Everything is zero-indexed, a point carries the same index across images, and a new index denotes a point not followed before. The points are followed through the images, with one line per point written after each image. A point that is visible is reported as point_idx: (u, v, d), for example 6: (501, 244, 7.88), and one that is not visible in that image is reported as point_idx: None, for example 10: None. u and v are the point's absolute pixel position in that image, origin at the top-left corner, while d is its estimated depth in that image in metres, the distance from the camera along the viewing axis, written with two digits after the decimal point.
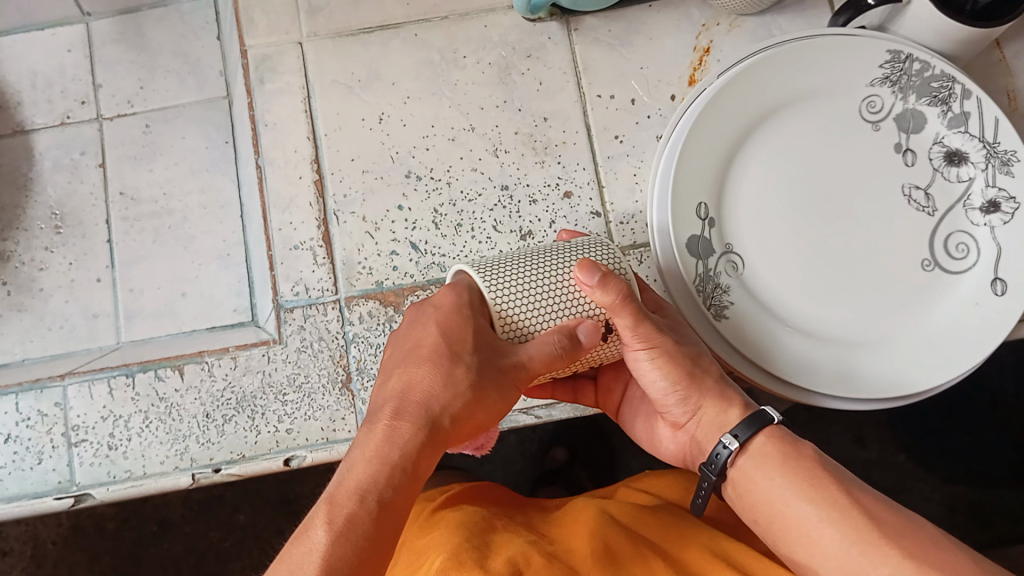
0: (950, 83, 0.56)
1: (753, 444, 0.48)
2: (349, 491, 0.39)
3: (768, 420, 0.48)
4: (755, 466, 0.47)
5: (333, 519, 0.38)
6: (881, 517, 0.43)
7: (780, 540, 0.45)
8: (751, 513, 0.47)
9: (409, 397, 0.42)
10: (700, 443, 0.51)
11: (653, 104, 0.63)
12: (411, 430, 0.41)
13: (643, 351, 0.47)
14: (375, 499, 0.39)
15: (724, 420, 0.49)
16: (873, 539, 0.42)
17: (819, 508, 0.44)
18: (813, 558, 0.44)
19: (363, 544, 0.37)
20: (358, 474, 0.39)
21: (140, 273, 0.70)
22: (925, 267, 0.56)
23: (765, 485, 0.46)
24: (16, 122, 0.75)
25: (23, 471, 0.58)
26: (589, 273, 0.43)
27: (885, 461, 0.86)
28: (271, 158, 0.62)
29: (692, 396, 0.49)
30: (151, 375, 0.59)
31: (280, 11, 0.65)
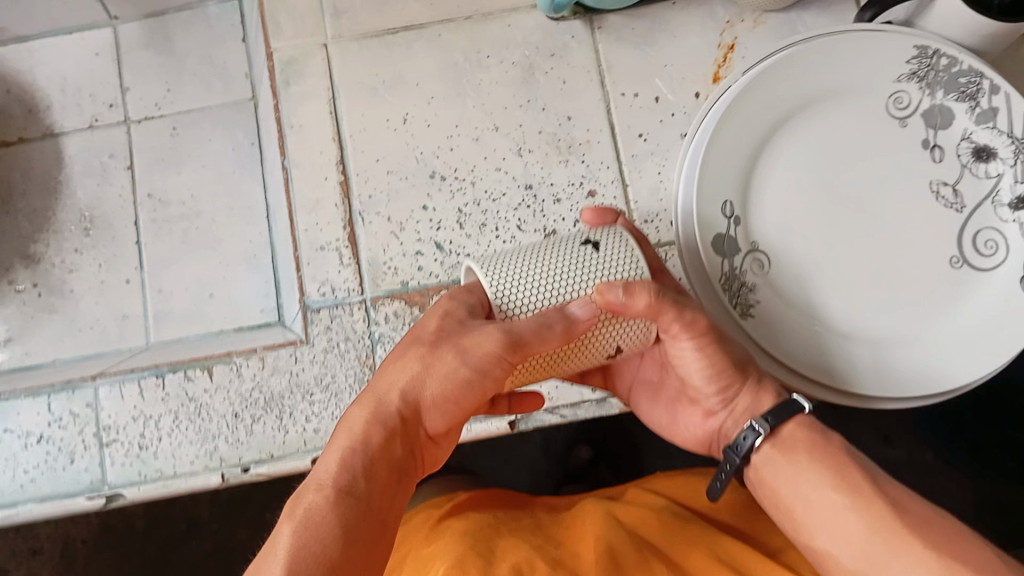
0: (978, 79, 0.55)
1: (783, 432, 0.47)
2: (313, 480, 0.40)
3: (799, 407, 0.47)
4: (780, 453, 0.46)
5: (297, 523, 0.39)
6: (907, 509, 0.43)
7: (801, 530, 0.45)
8: (772, 500, 0.47)
9: (376, 395, 0.44)
10: (729, 433, 0.50)
11: (678, 102, 0.63)
12: (376, 423, 0.43)
13: (686, 335, 0.46)
14: (338, 484, 0.40)
15: (759, 406, 0.49)
16: (897, 529, 0.42)
17: (845, 496, 0.43)
18: (835, 547, 0.43)
19: (324, 527, 0.38)
20: (324, 463, 0.41)
21: (168, 275, 0.71)
22: (953, 265, 0.55)
23: (789, 473, 0.45)
24: (47, 126, 0.76)
25: (55, 471, 0.59)
26: (614, 290, 0.41)
27: (913, 458, 0.86)
28: (297, 159, 0.63)
29: (732, 386, 0.49)
30: (181, 376, 0.60)
31: (305, 14, 0.66)
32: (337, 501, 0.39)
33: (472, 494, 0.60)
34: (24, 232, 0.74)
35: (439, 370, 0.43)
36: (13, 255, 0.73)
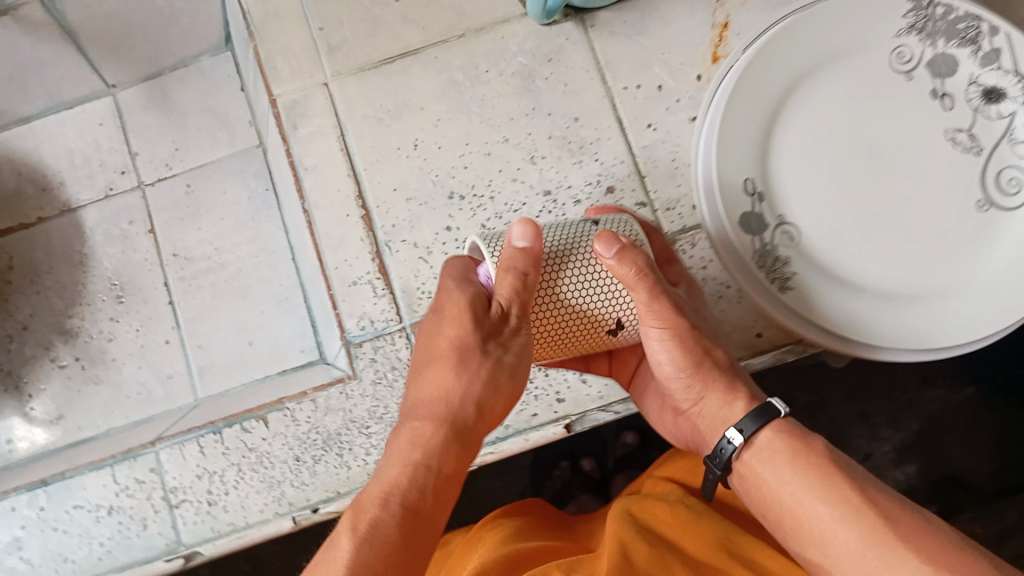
0: (976, 22, 0.56)
1: (759, 440, 0.46)
2: (379, 497, 0.42)
3: (777, 411, 0.46)
4: (764, 462, 0.45)
5: (357, 525, 0.40)
6: (897, 516, 0.41)
7: (794, 538, 0.44)
8: (765, 509, 0.46)
9: (434, 406, 0.46)
10: (703, 431, 0.50)
11: (680, 87, 0.63)
12: (429, 429, 0.44)
13: (654, 331, 0.47)
14: (400, 503, 0.41)
15: (728, 412, 0.48)
16: (888, 541, 0.40)
17: (832, 506, 0.42)
18: (828, 559, 0.42)
19: (389, 541, 0.40)
20: (387, 479, 0.43)
21: (204, 328, 0.72)
22: (980, 209, 0.55)
23: (776, 483, 0.44)
24: (64, 202, 0.78)
25: (130, 539, 0.60)
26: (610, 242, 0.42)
27: (955, 398, 0.86)
28: (317, 200, 0.64)
29: (698, 384, 0.49)
30: (238, 429, 0.61)
31: (302, 55, 0.66)
32: (404, 517, 0.41)
33: (506, 510, 0.66)
34: (58, 308, 0.76)
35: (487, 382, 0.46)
36: (51, 331, 0.75)
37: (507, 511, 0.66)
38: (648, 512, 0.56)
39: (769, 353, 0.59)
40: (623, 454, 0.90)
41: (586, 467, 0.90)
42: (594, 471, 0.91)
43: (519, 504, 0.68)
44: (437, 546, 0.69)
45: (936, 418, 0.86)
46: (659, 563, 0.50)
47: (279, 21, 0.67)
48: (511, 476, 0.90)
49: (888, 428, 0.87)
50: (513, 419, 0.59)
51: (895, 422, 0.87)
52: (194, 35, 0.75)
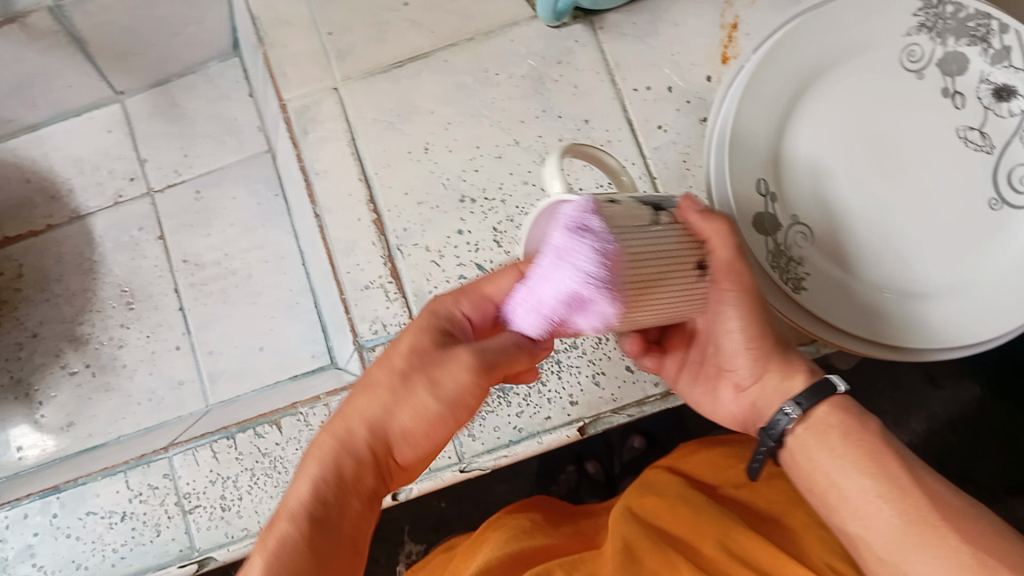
0: (986, 20, 0.56)
1: (815, 415, 0.46)
2: (287, 514, 0.39)
3: (834, 390, 0.46)
4: (815, 438, 0.45)
5: (267, 543, 0.38)
6: (942, 499, 0.42)
7: (833, 512, 0.45)
8: (807, 483, 0.46)
9: (354, 423, 0.42)
10: (762, 409, 0.49)
11: (691, 87, 0.63)
12: (341, 448, 0.42)
13: (730, 297, 0.46)
14: (310, 518, 0.39)
15: (791, 387, 0.47)
16: (932, 520, 0.41)
17: (879, 484, 0.43)
18: (869, 533, 0.43)
19: (294, 561, 0.37)
20: (297, 490, 0.40)
21: (215, 335, 0.73)
22: (992, 207, 0.55)
23: (826, 458, 0.45)
24: (72, 209, 0.78)
25: (143, 545, 0.60)
26: (673, 212, 0.38)
27: (961, 397, 0.87)
28: (328, 205, 0.64)
29: (761, 357, 0.48)
30: (251, 434, 0.61)
31: (311, 60, 0.66)
32: (310, 536, 0.39)
33: (513, 507, 0.67)
34: (68, 315, 0.76)
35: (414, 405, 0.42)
36: (60, 339, 0.75)
37: (515, 507, 0.66)
38: (652, 509, 0.58)
39: None
40: (630, 457, 0.90)
41: (591, 469, 0.90)
42: (599, 474, 0.90)
43: (527, 502, 0.68)
44: (444, 548, 0.69)
45: (941, 418, 0.87)
46: (664, 562, 0.51)
47: (289, 27, 0.68)
48: (517, 481, 0.90)
49: (893, 428, 0.87)
50: (526, 421, 0.59)
51: (900, 420, 0.88)
52: (201, 43, 0.76)
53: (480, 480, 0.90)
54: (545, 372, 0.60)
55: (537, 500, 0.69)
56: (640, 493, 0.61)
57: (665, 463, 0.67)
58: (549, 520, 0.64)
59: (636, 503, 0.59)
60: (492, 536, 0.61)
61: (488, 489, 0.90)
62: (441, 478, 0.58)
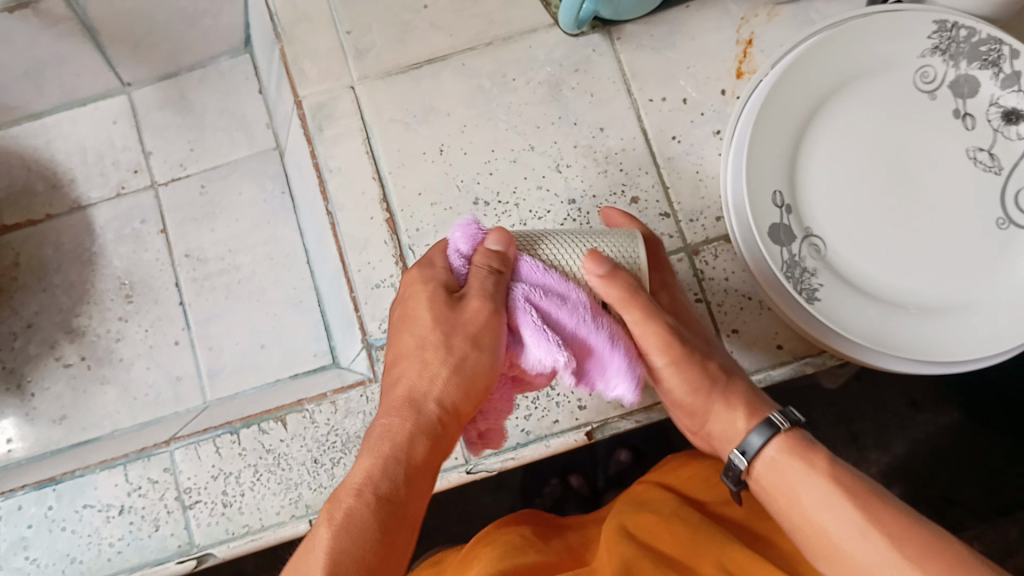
0: (997, 45, 0.56)
1: (765, 454, 0.48)
2: (362, 482, 0.41)
3: (776, 428, 0.48)
4: (781, 469, 0.47)
5: (333, 514, 0.40)
6: (905, 526, 0.42)
7: (810, 548, 0.45)
8: (784, 520, 0.47)
9: (407, 398, 0.45)
10: (709, 434, 0.54)
11: (706, 100, 0.64)
12: (403, 424, 0.44)
13: (658, 356, 0.50)
14: (377, 492, 0.41)
15: (735, 423, 0.51)
16: (895, 549, 0.41)
17: (842, 516, 0.43)
18: (838, 565, 0.43)
19: (366, 532, 0.39)
20: (361, 470, 0.42)
21: (216, 331, 0.73)
22: (1000, 226, 0.56)
23: (793, 491, 0.46)
24: (74, 199, 0.79)
25: (140, 540, 0.59)
26: (596, 264, 0.45)
27: (941, 422, 0.86)
28: (341, 201, 0.63)
29: (707, 392, 0.52)
30: (256, 430, 0.60)
31: (329, 57, 0.66)
32: (379, 503, 0.40)
33: (502, 521, 0.66)
34: (65, 305, 0.76)
35: (458, 371, 0.45)
36: (57, 330, 0.75)
37: (505, 521, 0.66)
38: (647, 526, 0.57)
39: (793, 364, 0.59)
40: (616, 471, 0.87)
41: (575, 483, 0.88)
42: (583, 488, 0.88)
43: (515, 516, 0.67)
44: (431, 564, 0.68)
45: (924, 443, 0.86)
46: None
47: (308, 24, 0.67)
48: (501, 492, 0.88)
49: (875, 451, 0.86)
50: (533, 424, 0.59)
51: (882, 443, 0.87)
52: (214, 36, 0.76)
53: (464, 492, 0.88)
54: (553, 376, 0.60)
55: (524, 512, 0.68)
56: (630, 509, 0.61)
57: (655, 475, 0.67)
58: (538, 533, 0.64)
59: (631, 519, 0.59)
60: (482, 552, 0.60)
61: (472, 500, 0.87)
62: (448, 480, 0.58)
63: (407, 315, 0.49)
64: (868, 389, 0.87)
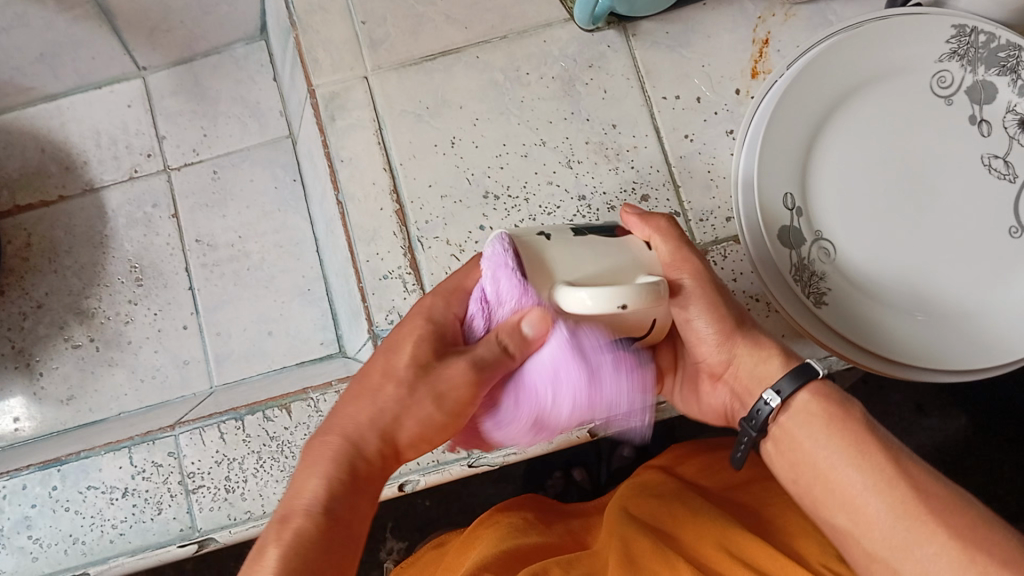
0: (1016, 52, 0.56)
1: (794, 401, 0.46)
2: (303, 507, 0.42)
3: (807, 374, 0.46)
4: (800, 425, 0.46)
5: (282, 536, 0.40)
6: (930, 491, 0.41)
7: (822, 504, 0.45)
8: (795, 475, 0.46)
9: (354, 424, 0.45)
10: (740, 394, 0.50)
11: (719, 100, 0.64)
12: (345, 447, 0.44)
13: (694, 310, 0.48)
14: (322, 510, 0.42)
15: (770, 369, 0.48)
16: (918, 514, 0.41)
17: (865, 477, 0.42)
18: (857, 526, 0.43)
19: (308, 553, 0.40)
20: (307, 490, 0.42)
21: (224, 317, 0.73)
22: (1013, 235, 0.55)
23: (811, 447, 0.45)
24: (87, 182, 0.79)
25: (143, 523, 0.59)
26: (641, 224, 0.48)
27: (949, 428, 0.86)
28: (351, 192, 0.63)
29: (732, 340, 0.49)
30: (260, 417, 0.60)
31: (343, 47, 0.66)
32: (325, 525, 0.41)
33: (506, 504, 0.66)
34: (76, 287, 0.76)
35: (416, 413, 0.44)
36: (67, 311, 0.75)
37: (508, 505, 0.66)
38: (648, 509, 0.59)
39: None
40: (620, 466, 0.87)
41: (579, 477, 0.87)
42: (587, 482, 0.87)
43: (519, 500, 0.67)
44: (432, 546, 0.69)
45: (929, 447, 0.86)
46: (662, 560, 0.52)
47: (323, 13, 0.67)
48: (504, 483, 0.88)
49: None
50: None
51: None
52: (229, 23, 0.76)
53: (467, 482, 0.88)
54: None
55: (528, 497, 0.68)
56: (635, 495, 0.62)
57: (661, 462, 0.68)
58: (542, 517, 0.64)
59: (634, 502, 0.60)
60: (486, 532, 0.61)
61: (475, 490, 0.88)
62: (450, 472, 0.58)
63: (393, 345, 0.47)
64: (877, 392, 0.87)
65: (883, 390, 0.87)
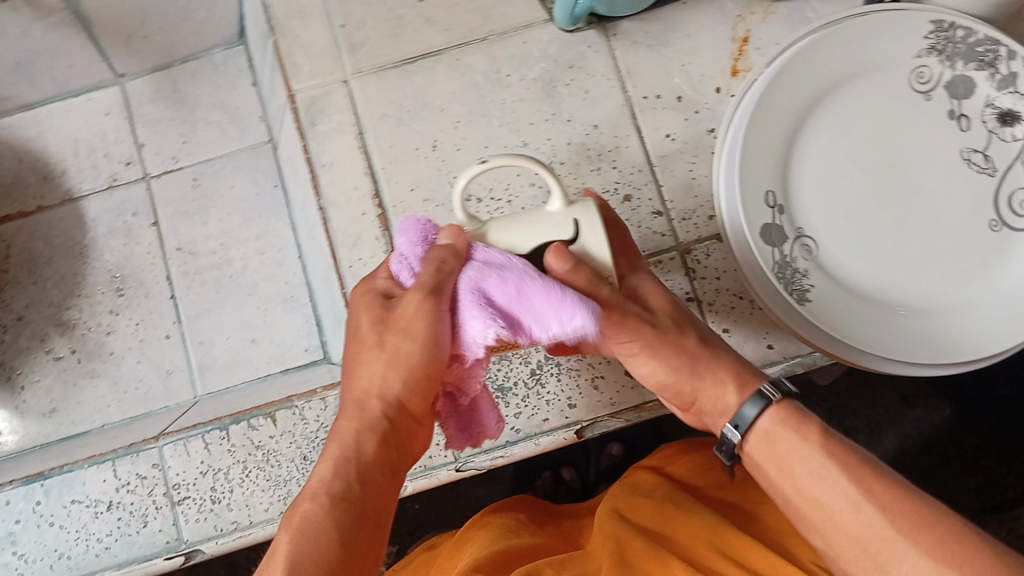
0: (994, 46, 0.57)
1: (759, 426, 0.46)
2: (311, 491, 0.40)
3: (767, 399, 0.46)
4: (768, 450, 0.45)
5: (291, 521, 0.39)
6: (902, 509, 0.40)
7: (798, 526, 0.44)
8: (773, 500, 0.46)
9: (356, 403, 0.44)
10: (709, 424, 0.50)
11: (700, 98, 0.64)
12: (354, 425, 0.43)
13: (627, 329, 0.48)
14: (335, 492, 0.40)
15: (728, 402, 0.48)
16: (890, 534, 0.39)
17: (833, 497, 0.41)
18: (832, 548, 0.42)
19: (322, 534, 0.38)
20: (317, 473, 0.41)
21: (207, 325, 0.73)
22: (994, 229, 0.56)
23: (780, 472, 0.44)
24: (65, 191, 0.78)
25: (128, 536, 0.59)
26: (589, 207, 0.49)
27: (934, 419, 0.86)
28: (333, 197, 0.63)
29: (688, 369, 0.49)
30: (245, 426, 0.60)
31: (322, 51, 0.66)
32: (337, 506, 0.40)
33: (498, 505, 0.66)
34: (56, 298, 0.76)
35: (415, 374, 0.43)
36: (47, 323, 0.75)
37: (499, 506, 0.66)
38: (639, 508, 0.59)
39: (781, 364, 0.59)
40: (608, 465, 0.86)
41: (568, 476, 0.87)
42: (576, 481, 0.87)
43: (509, 501, 0.67)
44: (423, 549, 0.68)
45: (915, 439, 0.86)
46: (652, 558, 0.52)
47: (301, 18, 0.67)
48: (493, 485, 0.88)
49: (867, 447, 0.86)
50: (524, 422, 0.59)
51: (875, 439, 0.86)
52: (207, 29, 0.76)
53: (455, 485, 0.88)
54: (545, 374, 0.59)
55: (520, 499, 0.68)
56: (626, 495, 0.62)
57: (649, 461, 0.68)
58: (532, 518, 0.64)
59: (624, 503, 0.60)
60: (477, 534, 0.61)
61: (464, 493, 0.87)
62: (439, 477, 0.58)
63: (355, 332, 0.45)
64: (862, 385, 0.87)
65: (868, 382, 0.88)
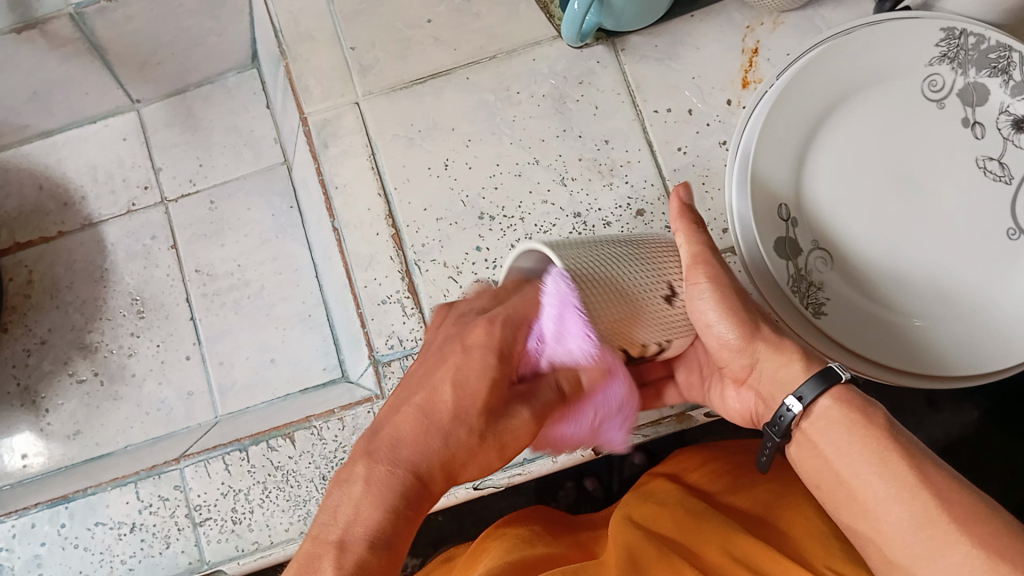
0: (1007, 52, 0.55)
1: (818, 406, 0.45)
2: (361, 536, 0.39)
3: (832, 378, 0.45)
4: (821, 433, 0.45)
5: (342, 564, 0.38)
6: (952, 498, 0.40)
7: (845, 510, 0.44)
8: (820, 482, 0.46)
9: (394, 449, 0.42)
10: (766, 398, 0.49)
11: (711, 111, 0.64)
12: (404, 475, 0.42)
13: (702, 285, 0.46)
14: (386, 543, 0.39)
15: (790, 376, 0.47)
16: (940, 522, 0.39)
17: (886, 484, 0.41)
18: (880, 534, 0.42)
19: None
20: (365, 519, 0.40)
21: (226, 347, 0.74)
22: (1011, 237, 0.54)
23: (830, 453, 0.44)
24: (85, 217, 0.80)
25: (152, 557, 0.59)
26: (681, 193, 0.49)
27: (962, 422, 0.85)
28: (346, 219, 0.64)
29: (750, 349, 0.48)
30: (264, 447, 0.60)
31: (333, 75, 0.67)
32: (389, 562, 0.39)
33: (510, 518, 0.66)
34: (78, 323, 0.77)
35: (479, 457, 0.44)
36: (70, 347, 0.76)
37: (514, 517, 0.66)
38: (653, 516, 0.59)
39: None
40: (631, 474, 0.86)
41: (591, 486, 0.85)
42: (598, 492, 0.86)
43: (526, 511, 0.68)
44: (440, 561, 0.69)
45: (943, 443, 0.85)
46: (667, 567, 0.52)
47: (310, 41, 0.68)
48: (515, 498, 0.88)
49: None
50: None
51: None
52: (219, 54, 0.77)
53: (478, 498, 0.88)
54: None
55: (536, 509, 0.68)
56: (640, 503, 0.62)
57: (663, 469, 0.68)
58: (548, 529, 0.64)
59: (637, 511, 0.60)
60: (494, 544, 0.61)
61: (487, 505, 0.88)
62: (456, 495, 0.59)
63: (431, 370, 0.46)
64: (887, 391, 0.86)
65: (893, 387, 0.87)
